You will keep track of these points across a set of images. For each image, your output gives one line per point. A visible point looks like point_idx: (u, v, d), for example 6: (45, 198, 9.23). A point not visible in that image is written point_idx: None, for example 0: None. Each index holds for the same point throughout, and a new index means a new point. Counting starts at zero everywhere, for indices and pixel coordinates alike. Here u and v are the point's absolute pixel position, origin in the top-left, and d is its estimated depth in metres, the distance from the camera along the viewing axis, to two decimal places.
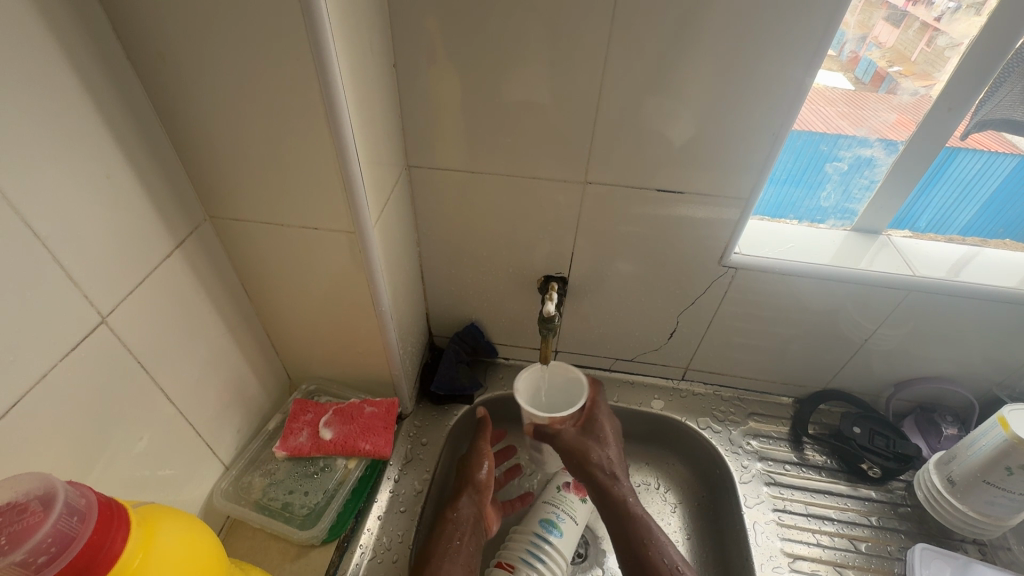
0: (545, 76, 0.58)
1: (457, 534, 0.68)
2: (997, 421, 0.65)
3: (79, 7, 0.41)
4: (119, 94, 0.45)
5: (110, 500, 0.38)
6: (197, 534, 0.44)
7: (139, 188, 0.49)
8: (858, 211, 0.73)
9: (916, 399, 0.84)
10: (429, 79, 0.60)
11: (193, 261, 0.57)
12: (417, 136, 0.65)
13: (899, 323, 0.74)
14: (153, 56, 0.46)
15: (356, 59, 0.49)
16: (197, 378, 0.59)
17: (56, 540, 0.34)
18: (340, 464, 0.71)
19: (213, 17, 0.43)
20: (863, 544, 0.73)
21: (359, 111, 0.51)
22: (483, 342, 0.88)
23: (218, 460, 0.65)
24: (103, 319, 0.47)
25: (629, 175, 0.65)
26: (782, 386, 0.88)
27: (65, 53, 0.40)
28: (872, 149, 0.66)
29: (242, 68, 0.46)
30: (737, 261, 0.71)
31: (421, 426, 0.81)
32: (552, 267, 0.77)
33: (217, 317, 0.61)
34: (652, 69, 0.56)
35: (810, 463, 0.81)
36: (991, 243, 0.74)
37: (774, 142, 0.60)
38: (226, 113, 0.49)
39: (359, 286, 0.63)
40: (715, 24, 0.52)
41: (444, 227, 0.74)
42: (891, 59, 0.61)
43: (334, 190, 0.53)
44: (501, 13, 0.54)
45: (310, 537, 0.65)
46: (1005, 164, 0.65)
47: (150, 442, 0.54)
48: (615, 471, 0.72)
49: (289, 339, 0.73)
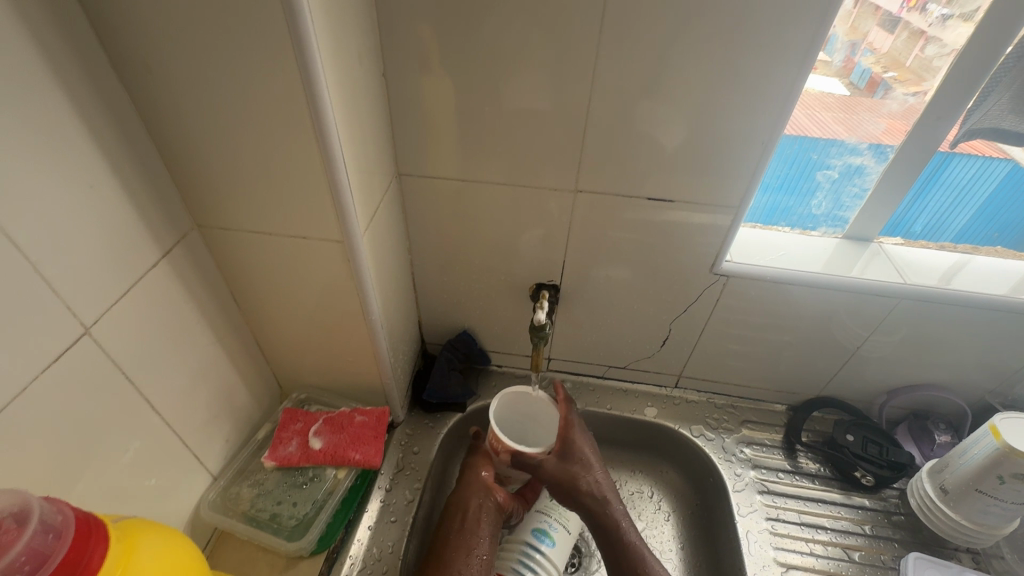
0: (535, 85, 0.58)
1: (473, 525, 0.68)
2: (989, 429, 0.65)
3: (62, 15, 0.41)
4: (104, 104, 0.45)
5: (89, 516, 0.38)
6: (178, 549, 0.43)
7: (123, 198, 0.48)
8: (850, 219, 0.73)
9: (909, 406, 0.84)
10: (418, 86, 0.60)
11: (180, 269, 0.56)
12: (406, 143, 0.65)
13: (890, 331, 0.74)
14: (138, 65, 0.45)
15: (343, 67, 0.49)
16: (185, 389, 0.59)
17: (31, 558, 0.33)
18: (329, 474, 0.70)
19: (198, 25, 0.42)
20: (856, 553, 0.73)
21: (346, 119, 0.51)
22: (475, 349, 0.88)
23: (205, 471, 0.64)
24: (87, 330, 0.46)
25: (620, 182, 0.65)
26: (775, 393, 0.87)
27: (47, 62, 0.40)
28: (862, 156, 0.66)
29: (227, 77, 0.45)
30: (728, 269, 0.71)
31: (413, 434, 0.81)
32: (544, 275, 0.76)
33: (205, 326, 0.61)
34: (641, 76, 0.56)
35: (804, 471, 0.81)
36: (983, 249, 0.74)
37: (764, 150, 0.60)
38: (211, 120, 0.48)
39: (348, 294, 0.63)
40: (704, 31, 0.52)
41: (435, 235, 0.74)
42: (886, 64, 0.61)
43: (322, 198, 0.53)
44: (490, 21, 0.54)
45: (298, 549, 0.64)
46: (999, 169, 0.66)
47: (135, 454, 0.53)
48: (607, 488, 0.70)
49: (279, 347, 0.72)
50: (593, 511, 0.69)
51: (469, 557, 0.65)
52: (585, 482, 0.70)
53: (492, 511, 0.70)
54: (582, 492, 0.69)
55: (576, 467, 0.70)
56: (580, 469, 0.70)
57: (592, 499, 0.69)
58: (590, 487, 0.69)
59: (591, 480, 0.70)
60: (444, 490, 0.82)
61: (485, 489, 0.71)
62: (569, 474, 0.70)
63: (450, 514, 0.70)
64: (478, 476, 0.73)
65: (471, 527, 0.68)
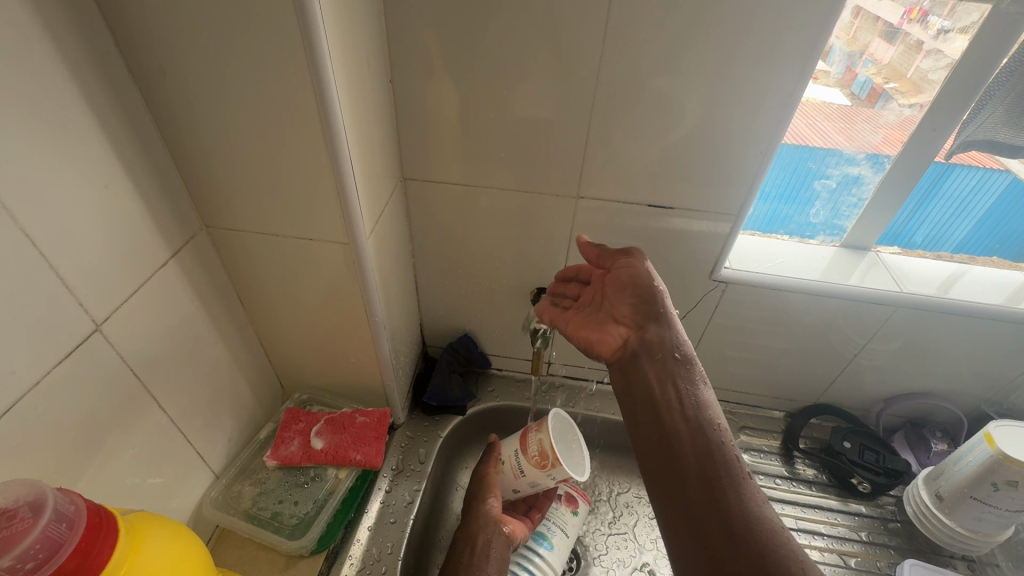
0: (538, 92, 0.59)
1: (483, 561, 0.65)
2: (983, 437, 0.65)
3: (80, 19, 0.42)
4: (119, 106, 0.46)
5: (100, 507, 0.39)
6: (184, 543, 0.44)
7: (136, 199, 0.49)
8: (847, 228, 0.74)
9: (906, 414, 0.84)
10: (424, 93, 0.61)
11: (188, 269, 0.57)
12: (412, 149, 0.66)
13: (887, 339, 0.75)
14: (154, 68, 0.47)
15: (352, 72, 0.50)
16: (190, 387, 0.59)
17: (44, 547, 0.34)
18: (330, 474, 0.71)
19: (212, 30, 0.44)
20: (853, 560, 0.73)
21: (354, 122, 0.52)
22: (477, 352, 0.88)
23: (208, 469, 0.65)
24: (98, 326, 0.47)
25: (622, 189, 0.66)
26: (774, 400, 0.88)
27: (65, 65, 0.41)
28: (859, 167, 0.68)
29: (238, 80, 0.46)
30: (727, 276, 0.72)
31: (414, 437, 0.81)
32: (545, 279, 0.77)
33: (211, 325, 0.62)
34: (646, 82, 0.57)
35: (801, 477, 0.82)
36: (980, 260, 0.75)
37: (764, 158, 0.61)
38: (222, 123, 0.50)
39: (353, 296, 0.63)
40: (704, 40, 0.53)
41: (438, 239, 0.75)
42: (887, 75, 0.62)
43: (329, 201, 0.54)
44: (497, 27, 0.55)
45: (299, 548, 0.64)
46: (999, 181, 0.67)
47: (139, 451, 0.54)
48: (698, 366, 0.59)
49: (282, 347, 0.73)
50: (678, 410, 0.56)
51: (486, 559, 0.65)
52: (641, 308, 0.61)
53: (502, 545, 0.67)
54: (645, 365, 0.59)
55: (638, 306, 0.61)
56: (644, 302, 0.61)
57: (676, 377, 0.58)
58: (668, 350, 0.59)
59: (667, 339, 0.59)
60: (445, 525, 0.79)
61: (493, 522, 0.68)
62: (644, 333, 0.61)
63: (460, 548, 0.67)
64: (484, 509, 0.70)
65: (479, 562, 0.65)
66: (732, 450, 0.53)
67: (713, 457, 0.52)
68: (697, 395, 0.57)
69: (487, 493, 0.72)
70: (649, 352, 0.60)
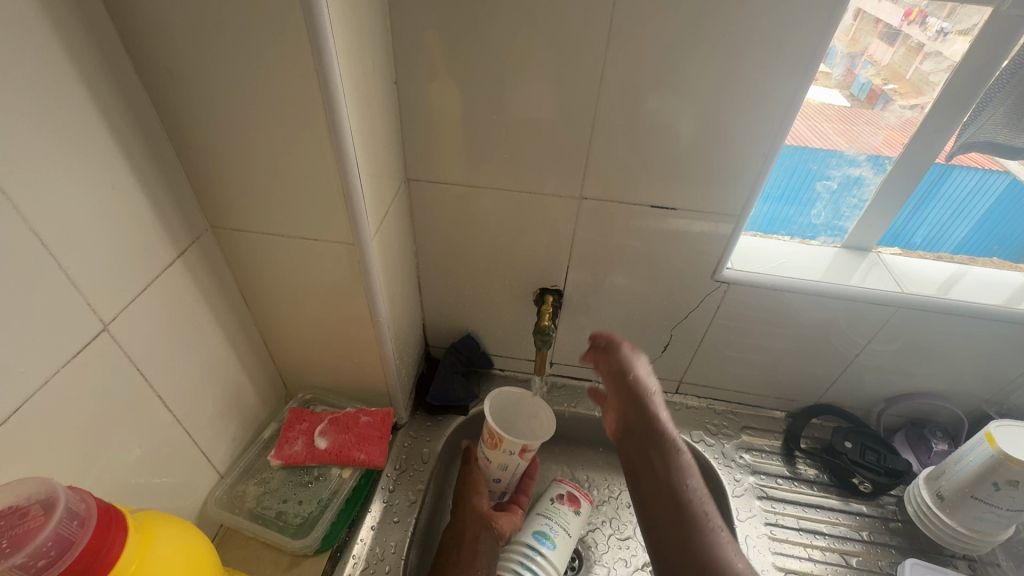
0: (542, 93, 0.60)
1: (472, 556, 0.66)
2: (984, 437, 0.66)
3: (89, 20, 0.42)
4: (126, 107, 0.47)
5: (109, 505, 0.39)
6: (192, 541, 0.44)
7: (142, 199, 0.50)
8: (848, 228, 0.75)
9: (906, 414, 0.85)
10: (428, 94, 0.62)
11: (193, 269, 0.57)
12: (416, 150, 0.67)
13: (888, 339, 0.75)
14: (161, 69, 0.47)
15: (358, 73, 0.51)
16: (195, 387, 0.60)
17: (56, 544, 0.34)
18: (334, 474, 0.71)
19: (220, 32, 0.44)
20: (854, 559, 0.74)
21: (360, 123, 0.52)
22: (479, 353, 0.89)
23: (212, 468, 0.65)
24: (105, 326, 0.47)
25: (624, 190, 0.66)
26: (775, 400, 0.88)
27: (74, 66, 0.41)
28: (861, 168, 0.68)
29: (245, 82, 0.47)
30: (729, 276, 0.72)
31: (416, 436, 0.82)
32: (548, 280, 0.77)
33: (216, 325, 0.62)
34: (650, 84, 0.57)
35: (802, 477, 0.82)
36: (980, 261, 0.75)
37: (766, 159, 0.61)
38: (229, 124, 0.50)
39: (357, 296, 0.64)
40: (708, 42, 0.54)
41: (441, 240, 0.76)
42: (887, 76, 0.62)
43: (334, 201, 0.54)
44: (501, 29, 0.56)
45: (304, 547, 0.65)
46: (997, 182, 0.67)
47: (145, 450, 0.54)
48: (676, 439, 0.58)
49: (285, 347, 0.73)
50: (657, 486, 0.56)
51: (476, 553, 0.67)
52: (625, 383, 0.62)
53: (491, 540, 0.69)
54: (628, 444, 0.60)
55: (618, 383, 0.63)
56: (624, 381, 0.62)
57: (654, 452, 0.58)
58: (646, 426, 0.59)
59: (645, 414, 0.60)
60: (438, 523, 0.78)
61: (482, 519, 0.70)
62: (626, 412, 0.62)
63: (449, 545, 0.68)
64: (472, 506, 0.71)
65: (468, 558, 0.66)
66: (711, 525, 0.52)
67: (686, 535, 0.52)
68: (674, 469, 0.56)
69: (473, 491, 0.74)
70: (630, 430, 0.61)
